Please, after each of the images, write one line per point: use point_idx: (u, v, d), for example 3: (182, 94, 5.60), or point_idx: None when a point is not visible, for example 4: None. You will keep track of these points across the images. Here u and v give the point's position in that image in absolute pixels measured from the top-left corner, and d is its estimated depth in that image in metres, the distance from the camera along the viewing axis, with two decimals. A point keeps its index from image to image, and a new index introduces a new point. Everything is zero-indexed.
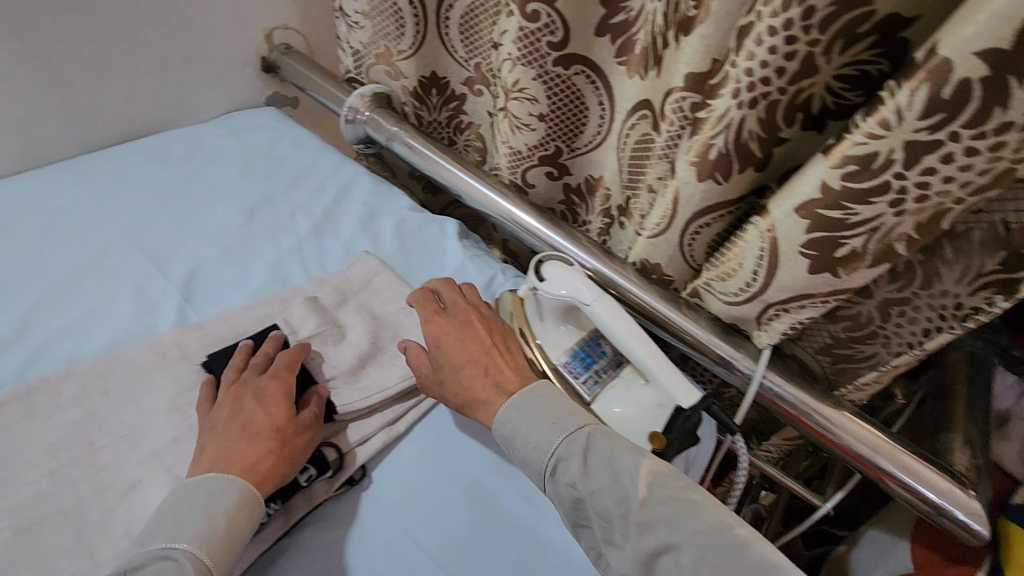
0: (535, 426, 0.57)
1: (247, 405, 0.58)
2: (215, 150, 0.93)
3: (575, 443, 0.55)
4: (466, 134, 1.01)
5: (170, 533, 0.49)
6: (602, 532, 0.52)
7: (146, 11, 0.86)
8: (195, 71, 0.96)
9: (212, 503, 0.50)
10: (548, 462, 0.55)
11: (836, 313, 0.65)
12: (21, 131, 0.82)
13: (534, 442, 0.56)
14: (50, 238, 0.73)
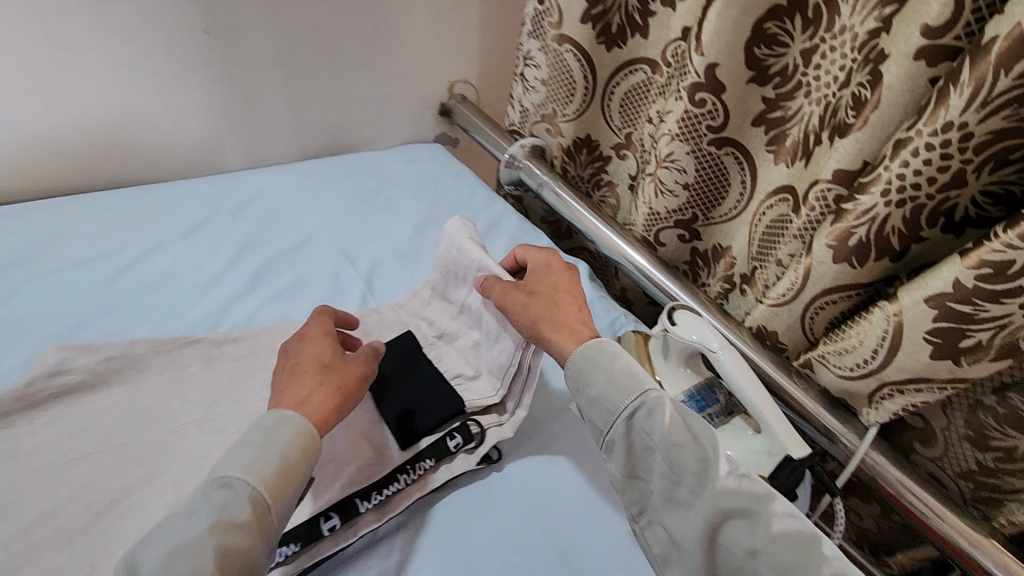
0: (617, 379, 0.60)
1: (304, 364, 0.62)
2: (395, 173, 1.11)
3: (652, 399, 0.58)
4: (603, 191, 1.12)
5: (237, 459, 0.52)
6: (661, 480, 0.55)
7: (371, 57, 1.07)
8: (390, 107, 1.16)
9: (273, 425, 0.55)
10: (625, 411, 0.57)
11: (987, 441, 0.70)
12: (260, 133, 1.02)
13: (615, 389, 0.59)
14: (275, 223, 0.91)
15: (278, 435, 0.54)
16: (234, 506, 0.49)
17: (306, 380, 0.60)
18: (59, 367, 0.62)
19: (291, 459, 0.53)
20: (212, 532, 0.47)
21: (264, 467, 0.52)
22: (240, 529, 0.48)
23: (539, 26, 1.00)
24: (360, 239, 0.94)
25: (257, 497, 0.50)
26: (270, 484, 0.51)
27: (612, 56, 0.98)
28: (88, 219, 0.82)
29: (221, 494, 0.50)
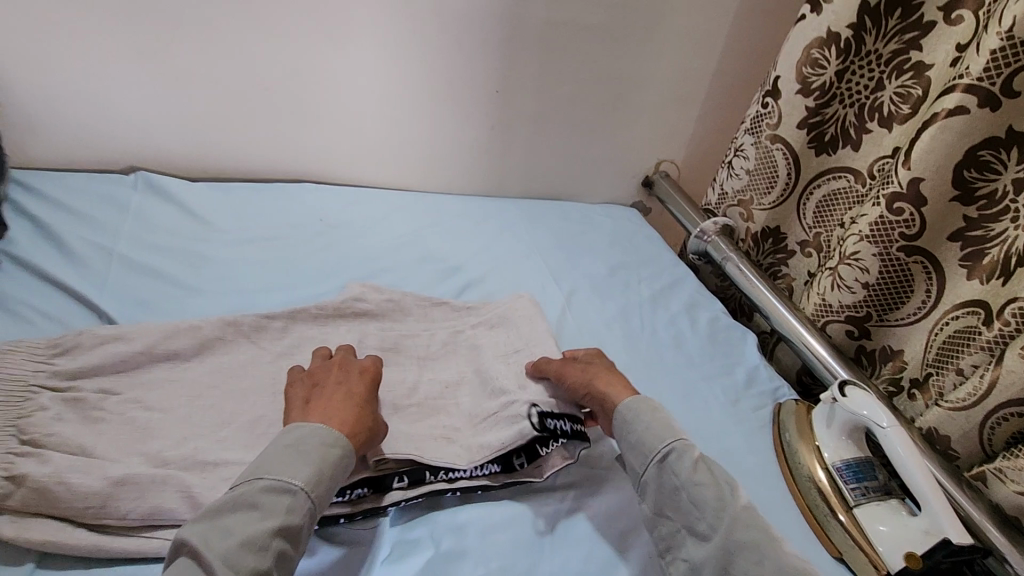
0: (657, 424, 0.67)
1: (345, 398, 0.65)
2: (597, 224, 1.30)
3: (688, 449, 0.64)
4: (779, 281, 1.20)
5: (289, 470, 0.55)
6: (685, 518, 0.61)
7: (603, 129, 1.29)
8: (605, 170, 1.37)
9: (330, 441, 0.59)
10: (660, 455, 0.64)
11: None
12: (503, 173, 1.28)
13: (658, 433, 0.66)
14: (503, 241, 1.15)
15: (323, 449, 0.58)
16: (297, 511, 0.53)
17: (354, 404, 0.64)
18: (361, 296, 0.87)
19: (337, 474, 0.57)
20: (278, 532, 0.51)
21: (321, 489, 0.55)
22: (293, 535, 0.52)
23: (756, 123, 1.14)
24: (565, 268, 1.13)
25: (303, 517, 0.54)
26: (320, 492, 0.55)
27: (820, 161, 1.08)
28: (380, 209, 1.12)
29: (279, 498, 0.53)
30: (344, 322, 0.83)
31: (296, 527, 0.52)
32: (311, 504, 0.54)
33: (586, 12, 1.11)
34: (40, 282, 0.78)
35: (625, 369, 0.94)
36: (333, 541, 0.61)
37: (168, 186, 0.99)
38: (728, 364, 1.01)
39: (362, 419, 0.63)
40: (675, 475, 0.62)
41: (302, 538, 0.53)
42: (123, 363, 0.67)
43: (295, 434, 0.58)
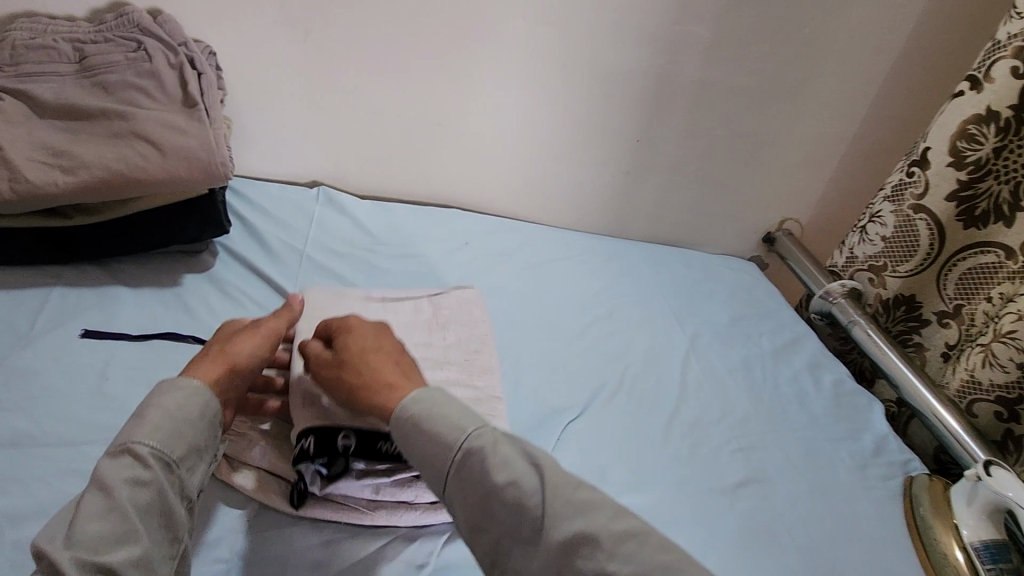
0: (447, 408, 0.55)
1: (213, 349, 0.63)
2: (718, 272, 1.32)
3: (486, 435, 0.53)
4: (911, 351, 1.17)
5: (134, 429, 0.53)
6: (507, 533, 0.50)
7: (733, 183, 1.33)
8: (728, 222, 1.39)
9: (174, 385, 0.57)
10: (463, 448, 0.52)
11: None
12: (631, 216, 1.34)
13: (449, 431, 0.53)
14: (629, 280, 1.20)
15: (167, 395, 0.56)
16: (141, 465, 0.51)
17: (222, 349, 0.62)
18: None
19: (186, 418, 0.55)
20: (124, 487, 0.49)
21: (171, 436, 0.53)
22: (146, 485, 0.50)
23: (898, 191, 1.13)
24: (686, 312, 1.16)
25: (152, 465, 0.51)
26: (167, 443, 0.53)
27: (968, 234, 1.07)
28: (516, 239, 1.20)
29: (117, 463, 0.51)
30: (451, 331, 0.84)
31: (144, 478, 0.50)
32: (162, 444, 0.52)
33: (733, 74, 1.17)
34: (248, 274, 0.91)
35: (749, 419, 0.95)
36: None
37: (344, 201, 1.12)
38: (854, 429, 0.99)
39: (224, 359, 0.61)
40: (476, 478, 0.51)
41: (171, 476, 0.52)
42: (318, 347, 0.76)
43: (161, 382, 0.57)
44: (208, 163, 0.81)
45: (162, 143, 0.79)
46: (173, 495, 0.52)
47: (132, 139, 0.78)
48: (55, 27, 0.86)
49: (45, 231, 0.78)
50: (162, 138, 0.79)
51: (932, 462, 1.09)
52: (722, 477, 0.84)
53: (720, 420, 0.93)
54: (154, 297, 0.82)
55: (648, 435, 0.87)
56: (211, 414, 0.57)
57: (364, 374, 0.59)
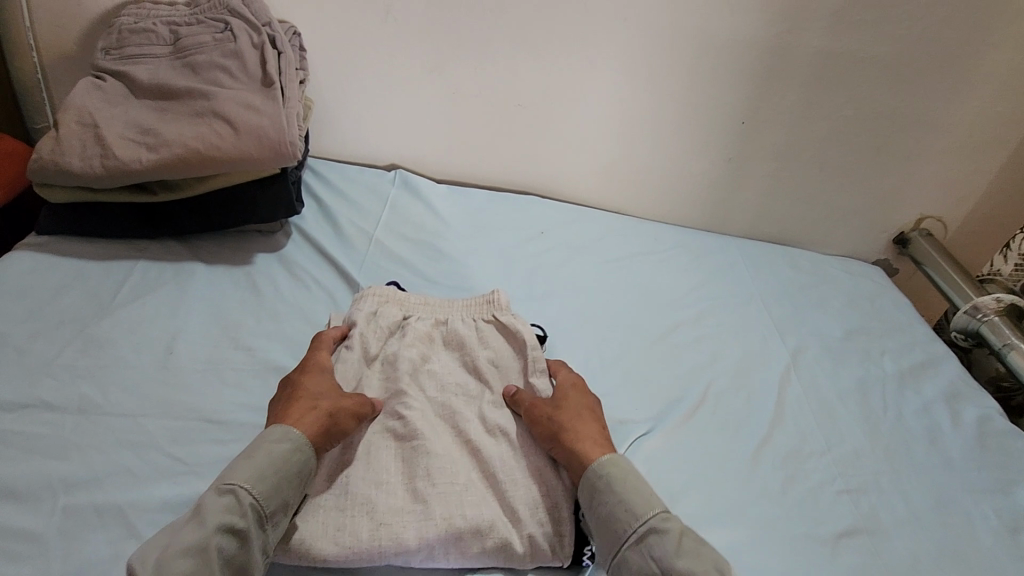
0: (634, 489, 0.61)
1: (303, 391, 0.65)
2: (833, 277, 1.14)
3: (674, 524, 0.58)
4: None
5: (239, 472, 0.55)
6: None
7: (858, 173, 1.13)
8: (850, 219, 1.20)
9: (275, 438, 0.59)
10: (639, 531, 0.58)
11: None
12: (731, 207, 1.19)
13: (633, 505, 0.59)
14: (724, 280, 1.06)
15: (273, 445, 0.58)
16: (236, 510, 0.53)
17: (305, 398, 0.65)
18: None
19: (283, 465, 0.57)
20: (217, 534, 0.51)
21: (267, 490, 0.55)
22: (235, 535, 0.52)
23: None
24: (790, 320, 1.01)
25: (246, 514, 0.53)
26: (264, 492, 0.54)
27: None
28: (598, 231, 1.11)
29: (220, 500, 0.53)
30: (477, 346, 0.76)
31: (238, 526, 0.52)
32: (256, 487, 0.55)
33: (870, 43, 0.98)
34: (317, 257, 0.90)
35: (862, 455, 0.80)
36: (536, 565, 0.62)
37: (420, 185, 1.09)
38: (1003, 479, 0.80)
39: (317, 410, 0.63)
40: (659, 549, 0.56)
41: (254, 523, 0.53)
42: (381, 365, 0.74)
43: (270, 431, 0.59)
44: (279, 148, 0.80)
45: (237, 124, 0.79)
46: (257, 549, 0.52)
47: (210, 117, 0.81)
48: (156, 11, 0.90)
49: (137, 206, 0.83)
50: (235, 117, 0.79)
51: None
52: (821, 524, 0.70)
53: (824, 453, 0.79)
54: (226, 275, 0.83)
55: (734, 463, 0.76)
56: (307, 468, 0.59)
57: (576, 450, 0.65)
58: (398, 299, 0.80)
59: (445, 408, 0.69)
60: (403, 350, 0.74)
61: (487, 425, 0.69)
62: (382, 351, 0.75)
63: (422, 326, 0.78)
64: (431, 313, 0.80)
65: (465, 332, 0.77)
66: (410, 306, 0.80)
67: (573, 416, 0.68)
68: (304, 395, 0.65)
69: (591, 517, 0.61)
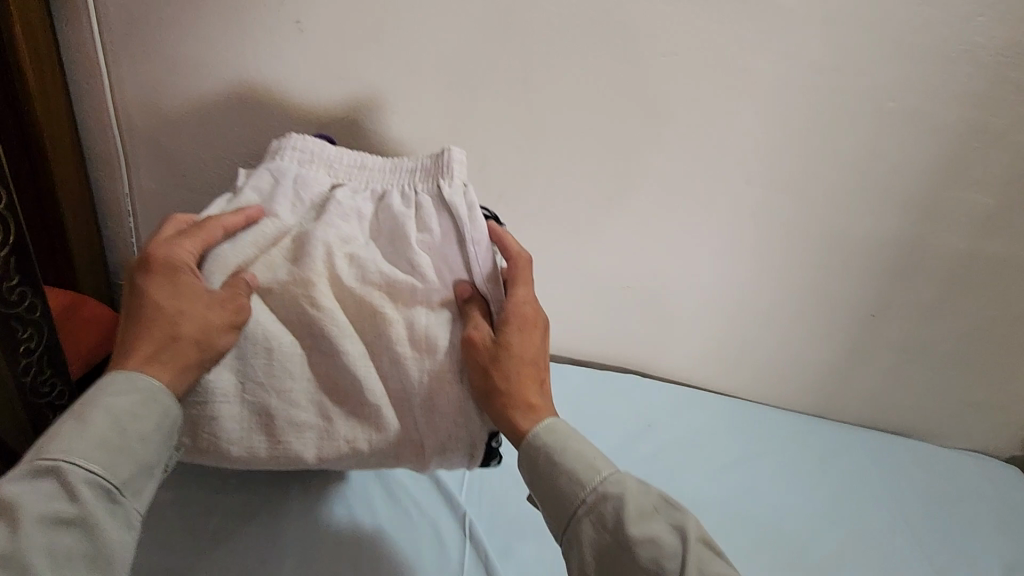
0: (580, 458, 0.59)
1: (162, 296, 0.60)
2: (970, 489, 1.03)
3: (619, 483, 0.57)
4: None
5: (60, 446, 0.50)
6: None
7: (997, 370, 1.03)
8: (984, 415, 1.08)
9: (118, 385, 0.55)
10: (585, 501, 0.56)
11: None
12: (850, 397, 1.08)
13: (580, 474, 0.58)
14: (853, 495, 0.97)
15: (118, 396, 0.54)
16: (59, 496, 0.49)
17: (159, 314, 0.59)
18: None
19: (128, 424, 0.53)
20: (39, 527, 0.47)
21: (105, 454, 0.51)
22: (70, 524, 0.48)
23: None
24: (938, 557, 0.90)
25: (82, 500, 0.49)
26: (98, 461, 0.51)
27: None
28: (707, 424, 1.01)
29: (40, 487, 0.48)
30: (415, 229, 0.71)
31: (69, 515, 0.48)
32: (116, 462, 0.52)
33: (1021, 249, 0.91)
34: None
35: None
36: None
37: None
38: None
39: (182, 345, 0.58)
40: None
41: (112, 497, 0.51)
42: (292, 244, 0.68)
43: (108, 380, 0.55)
44: (353, 275, 0.67)
45: (339, 287, 0.66)
46: (106, 525, 0.50)
47: (407, 395, 0.65)
48: None
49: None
50: (381, 324, 0.65)
51: None
52: None
53: None
54: (321, 498, 0.74)
55: None
56: (168, 410, 0.56)
57: (511, 382, 0.64)
58: (325, 162, 0.75)
59: (361, 298, 0.66)
60: (317, 232, 0.68)
61: (413, 334, 0.65)
62: (294, 230, 0.70)
63: (356, 197, 0.74)
64: (366, 183, 0.76)
65: (400, 211, 0.72)
66: (340, 173, 0.76)
67: (529, 348, 0.67)
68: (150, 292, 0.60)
69: (537, 477, 0.60)
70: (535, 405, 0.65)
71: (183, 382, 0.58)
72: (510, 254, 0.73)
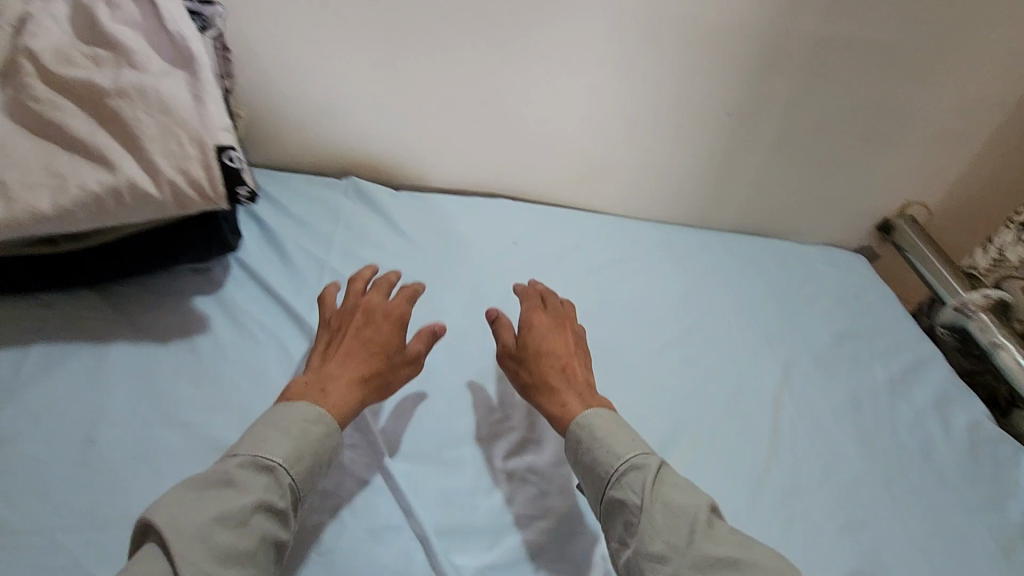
0: (616, 435, 0.63)
1: (361, 347, 0.68)
2: (819, 273, 1.08)
3: (699, 514, 0.56)
4: None
5: (267, 445, 0.55)
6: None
7: (846, 162, 1.07)
8: (837, 208, 1.15)
9: (308, 420, 0.59)
10: (639, 503, 0.57)
11: None
12: (714, 201, 1.12)
13: (622, 450, 0.61)
14: (709, 284, 1.00)
15: (308, 425, 0.59)
16: (275, 488, 0.53)
17: (356, 350, 0.68)
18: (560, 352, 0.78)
19: (308, 449, 0.57)
20: (253, 512, 0.51)
21: (289, 452, 0.56)
22: (276, 513, 0.53)
23: None
24: (781, 327, 0.96)
25: (285, 493, 0.54)
26: (283, 451, 0.56)
27: None
28: (577, 237, 1.02)
29: (256, 478, 0.53)
30: (107, 11, 0.66)
31: (280, 505, 0.53)
32: (290, 486, 0.55)
33: (866, 28, 0.91)
34: (264, 296, 0.80)
35: (858, 482, 0.77)
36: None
37: (376, 195, 0.98)
38: (995, 494, 0.79)
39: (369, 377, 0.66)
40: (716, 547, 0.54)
41: (282, 528, 0.53)
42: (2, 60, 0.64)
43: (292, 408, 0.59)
44: (59, 63, 0.63)
45: (55, 80, 0.63)
46: (274, 527, 0.52)
47: (148, 157, 0.62)
48: None
49: (22, 265, 0.69)
50: (111, 106, 0.63)
51: None
52: (823, 569, 0.67)
53: (822, 484, 0.75)
54: (149, 328, 0.72)
55: (730, 503, 0.71)
56: (331, 426, 0.60)
57: (535, 371, 0.71)
58: None
59: (74, 78, 0.63)
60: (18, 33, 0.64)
61: (124, 89, 0.63)
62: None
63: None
64: None
65: None
66: None
67: (540, 340, 0.74)
68: (357, 332, 0.70)
69: (584, 458, 0.62)
70: (571, 406, 0.67)
71: (359, 400, 0.65)
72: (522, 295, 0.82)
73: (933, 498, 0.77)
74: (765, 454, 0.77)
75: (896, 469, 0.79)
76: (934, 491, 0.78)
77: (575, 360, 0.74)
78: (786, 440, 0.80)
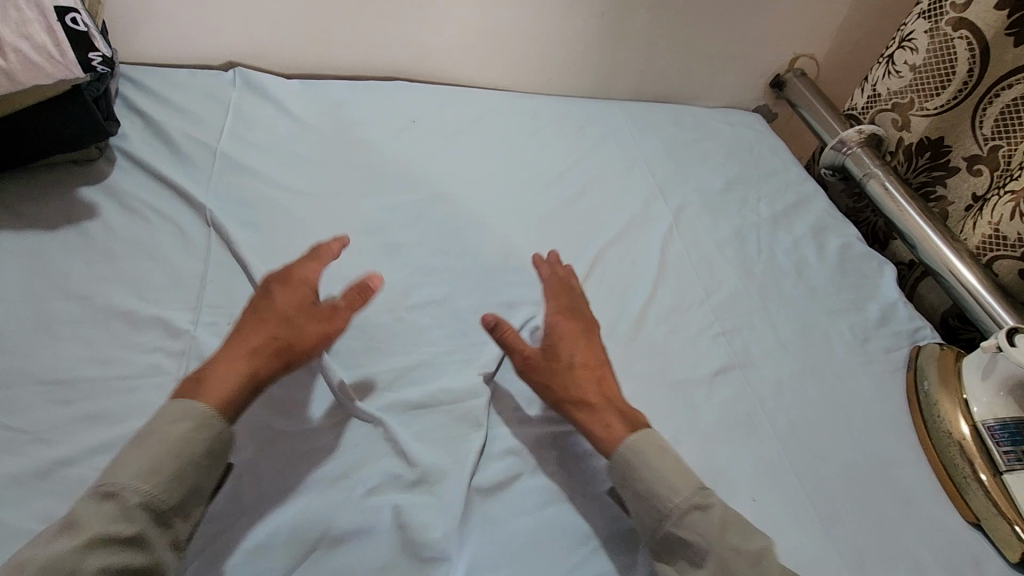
0: (664, 464, 0.58)
1: (273, 326, 0.62)
2: (715, 131, 1.14)
3: (731, 530, 0.55)
4: (933, 101, 0.96)
5: (118, 469, 0.50)
6: None
7: (733, 17, 1.11)
8: (731, 68, 1.19)
9: (173, 414, 0.53)
10: (700, 542, 0.54)
11: None
12: (612, 68, 1.14)
13: (673, 481, 0.57)
14: (607, 146, 1.04)
15: (166, 431, 0.52)
16: (131, 508, 0.48)
17: (258, 355, 0.59)
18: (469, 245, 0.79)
19: (171, 452, 0.51)
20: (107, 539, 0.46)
21: (147, 470, 0.50)
22: (133, 533, 0.47)
23: (936, 6, 0.94)
24: (674, 178, 1.01)
25: (143, 510, 0.48)
26: (133, 467, 0.50)
27: (1019, 52, 0.85)
28: (476, 112, 1.04)
29: (105, 508, 0.48)
30: None
31: (136, 526, 0.48)
32: (145, 502, 0.49)
33: None
34: (151, 182, 0.79)
35: (736, 298, 0.84)
36: (378, 398, 0.63)
37: (266, 83, 0.96)
38: (859, 297, 0.88)
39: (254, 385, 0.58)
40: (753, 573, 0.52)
41: (157, 532, 0.49)
42: None
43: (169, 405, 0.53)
44: None
45: None
46: (145, 535, 0.48)
47: None
48: None
49: None
50: None
51: (944, 302, 0.96)
52: (701, 366, 0.75)
53: (703, 303, 0.83)
54: (31, 217, 0.71)
55: (620, 323, 0.78)
56: (197, 440, 0.53)
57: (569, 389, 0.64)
58: None
59: None
60: None
61: None
62: None
63: None
64: None
65: None
66: None
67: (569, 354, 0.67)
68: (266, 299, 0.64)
69: (634, 483, 0.58)
70: (616, 427, 0.61)
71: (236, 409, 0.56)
72: (544, 282, 0.75)
73: (804, 305, 0.86)
74: (653, 281, 0.84)
75: (772, 285, 0.88)
76: (805, 300, 0.86)
77: (605, 370, 0.67)
78: (674, 269, 0.86)
